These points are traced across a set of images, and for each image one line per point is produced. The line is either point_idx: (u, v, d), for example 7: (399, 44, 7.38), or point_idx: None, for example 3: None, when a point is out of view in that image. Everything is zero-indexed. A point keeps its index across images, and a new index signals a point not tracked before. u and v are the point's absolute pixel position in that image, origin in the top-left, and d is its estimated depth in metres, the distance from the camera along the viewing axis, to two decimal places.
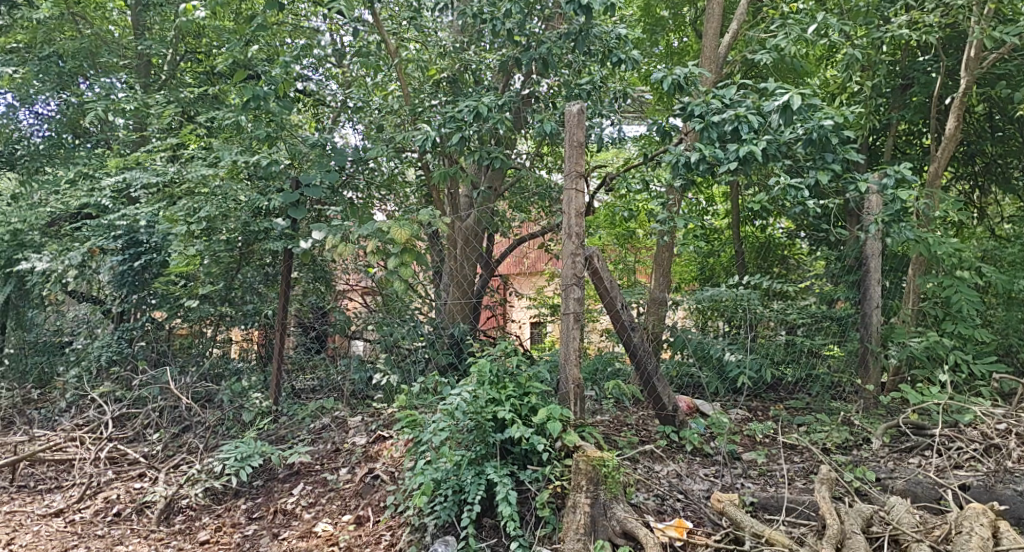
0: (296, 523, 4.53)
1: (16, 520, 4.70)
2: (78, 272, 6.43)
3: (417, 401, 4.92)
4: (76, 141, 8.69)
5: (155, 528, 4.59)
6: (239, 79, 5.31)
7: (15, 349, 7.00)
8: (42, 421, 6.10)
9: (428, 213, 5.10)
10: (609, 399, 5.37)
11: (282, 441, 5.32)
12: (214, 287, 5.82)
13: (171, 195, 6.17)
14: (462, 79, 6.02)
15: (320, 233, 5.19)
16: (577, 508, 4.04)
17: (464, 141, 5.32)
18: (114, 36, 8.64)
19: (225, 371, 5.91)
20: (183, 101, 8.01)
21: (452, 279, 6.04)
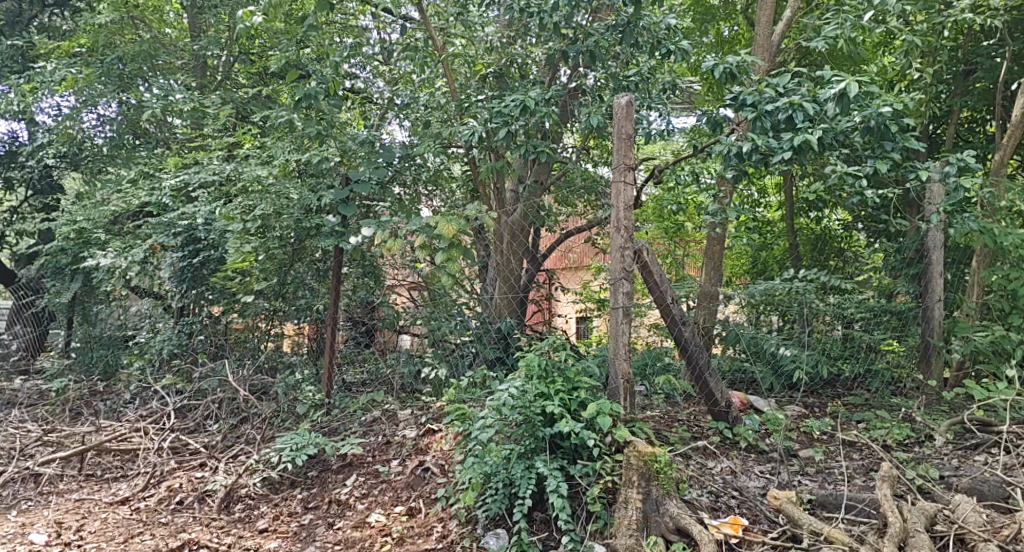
0: (350, 513, 4.61)
1: (85, 508, 4.84)
2: (140, 268, 6.65)
3: (466, 395, 4.99)
4: (136, 142, 8.87)
5: (217, 516, 4.71)
6: (292, 78, 5.46)
7: (82, 343, 7.24)
8: (108, 413, 6.18)
9: (475, 207, 5.12)
10: (659, 394, 5.38)
11: (335, 433, 5.42)
12: (268, 284, 5.95)
13: (228, 193, 6.42)
14: (509, 72, 5.95)
15: (369, 228, 5.24)
16: (628, 503, 4.02)
17: (511, 135, 5.31)
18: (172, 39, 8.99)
19: (279, 363, 6.05)
20: (238, 101, 8.25)
21: (498, 274, 6.00)
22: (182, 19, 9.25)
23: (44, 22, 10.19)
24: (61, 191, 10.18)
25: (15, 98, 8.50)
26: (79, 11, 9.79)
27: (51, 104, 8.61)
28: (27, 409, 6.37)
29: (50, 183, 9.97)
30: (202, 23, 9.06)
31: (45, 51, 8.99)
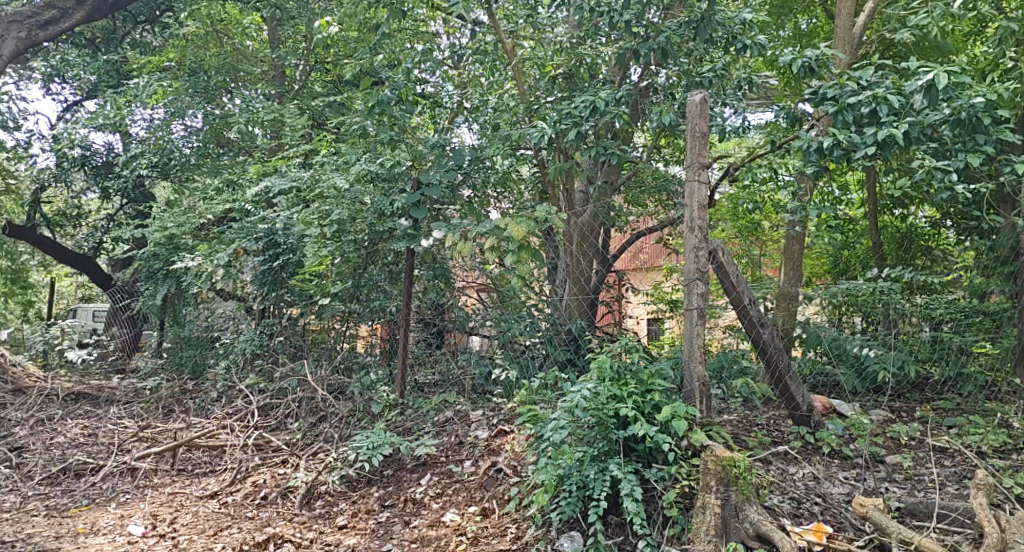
0: (425, 512, 4.68)
1: (178, 501, 5.06)
2: (224, 271, 6.94)
3: (538, 397, 5.00)
4: (219, 151, 9.29)
5: (298, 512, 4.86)
6: (366, 85, 5.53)
7: (172, 344, 7.58)
8: (197, 410, 6.41)
9: (544, 209, 5.11)
10: (737, 398, 5.28)
11: (409, 432, 5.51)
12: (344, 285, 6.12)
13: (305, 199, 6.64)
14: (578, 73, 5.92)
15: (440, 231, 5.31)
16: (706, 509, 3.94)
17: (581, 136, 5.24)
18: (251, 50, 9.31)
19: (354, 364, 6.18)
20: (314, 110, 8.52)
21: (567, 274, 5.84)
22: (263, 31, 9.58)
23: (136, 39, 10.75)
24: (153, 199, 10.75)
25: (110, 111, 8.99)
26: (168, 27, 10.29)
27: (144, 120, 9.20)
28: (124, 406, 6.60)
29: (142, 192, 10.56)
30: (281, 34, 9.37)
31: (138, 66, 9.48)
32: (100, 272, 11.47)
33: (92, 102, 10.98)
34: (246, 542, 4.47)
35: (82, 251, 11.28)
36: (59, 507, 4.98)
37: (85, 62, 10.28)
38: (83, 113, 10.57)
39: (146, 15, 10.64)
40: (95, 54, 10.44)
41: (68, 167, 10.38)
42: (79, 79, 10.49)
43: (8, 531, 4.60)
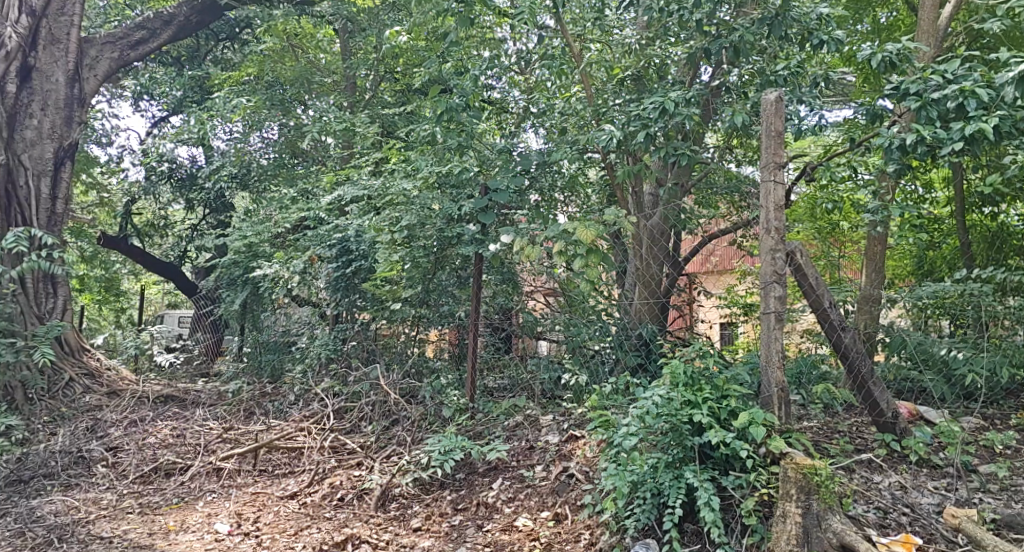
0: (498, 517, 4.70)
1: (261, 500, 5.22)
2: (300, 278, 7.20)
3: (608, 402, 4.95)
4: (294, 161, 9.62)
5: (374, 513, 4.94)
6: (435, 93, 5.60)
7: (252, 348, 7.83)
8: (276, 412, 6.52)
9: (613, 213, 5.04)
10: (817, 404, 5.14)
11: (480, 437, 5.50)
12: (414, 291, 6.22)
13: (376, 206, 6.78)
14: (646, 75, 5.78)
15: (507, 236, 5.28)
16: (787, 518, 3.82)
17: (651, 138, 5.09)
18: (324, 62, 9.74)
19: (425, 369, 6.24)
20: (385, 119, 8.70)
21: (637, 277, 5.85)
22: (336, 44, 9.84)
23: (218, 55, 11.14)
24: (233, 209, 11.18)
25: (193, 125, 9.42)
26: (246, 42, 10.70)
27: (226, 134, 9.64)
28: (208, 407, 6.79)
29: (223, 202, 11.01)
30: (353, 46, 9.55)
31: (219, 81, 9.87)
32: (186, 281, 11.97)
33: (177, 117, 11.63)
34: (325, 542, 4.57)
35: (168, 259, 11.86)
36: (152, 505, 5.19)
37: (172, 78, 10.97)
38: (168, 128, 11.18)
39: (227, 32, 11.00)
40: (181, 71, 11.06)
41: (155, 180, 10.95)
42: (164, 95, 11.20)
43: (105, 527, 4.79)
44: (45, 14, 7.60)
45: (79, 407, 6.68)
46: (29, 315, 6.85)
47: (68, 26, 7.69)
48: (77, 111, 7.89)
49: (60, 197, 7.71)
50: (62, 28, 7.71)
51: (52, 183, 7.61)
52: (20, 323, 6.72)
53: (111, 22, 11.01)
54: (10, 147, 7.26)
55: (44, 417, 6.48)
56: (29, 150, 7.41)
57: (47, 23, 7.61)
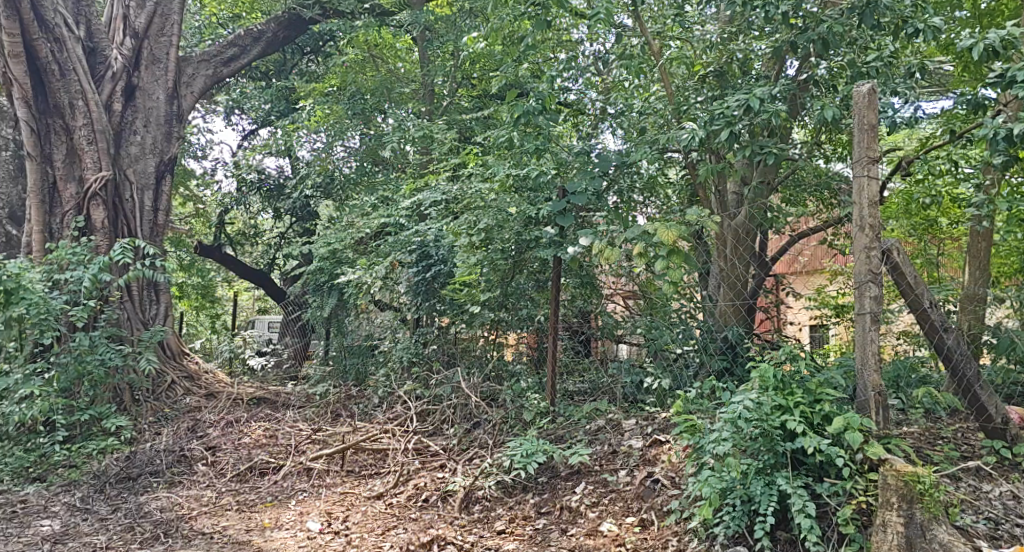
0: (582, 521, 4.64)
1: (349, 500, 5.31)
2: (382, 283, 7.32)
3: (693, 406, 4.85)
4: (375, 169, 9.89)
5: (458, 516, 4.94)
6: (512, 96, 5.57)
7: (337, 352, 8.04)
8: (361, 415, 6.64)
9: (696, 212, 4.91)
10: (916, 409, 4.88)
11: (561, 440, 5.43)
12: (493, 294, 6.18)
13: (453, 211, 6.86)
14: (730, 70, 5.54)
15: (585, 238, 5.19)
16: (887, 527, 3.65)
17: (734, 136, 4.94)
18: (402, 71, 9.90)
19: (505, 372, 6.26)
20: (462, 124, 8.85)
21: (722, 279, 5.71)
22: (414, 53, 10.00)
23: (303, 69, 11.55)
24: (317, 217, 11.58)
25: (281, 138, 9.93)
26: (329, 56, 11.09)
27: (311, 146, 10.00)
28: (298, 410, 6.99)
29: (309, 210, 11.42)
30: (430, 53, 9.70)
31: (304, 93, 10.26)
32: (274, 287, 12.47)
33: (265, 129, 12.16)
34: (412, 543, 4.55)
35: (258, 267, 12.43)
36: (248, 502, 5.35)
37: (261, 92, 11.58)
38: (257, 141, 11.79)
39: (312, 46, 11.44)
40: (270, 84, 11.61)
41: (245, 191, 11.44)
42: (254, 110, 11.74)
43: (206, 523, 4.98)
44: (147, 36, 8.07)
45: (180, 408, 7.03)
46: (135, 321, 7.22)
47: (168, 47, 8.15)
48: (175, 126, 8.34)
49: (160, 209, 8.12)
50: (162, 49, 8.18)
51: (153, 195, 8.01)
52: (127, 329, 7.09)
53: (205, 42, 11.65)
54: (118, 161, 7.66)
55: (149, 418, 6.83)
56: (134, 165, 7.80)
57: (149, 44, 8.07)
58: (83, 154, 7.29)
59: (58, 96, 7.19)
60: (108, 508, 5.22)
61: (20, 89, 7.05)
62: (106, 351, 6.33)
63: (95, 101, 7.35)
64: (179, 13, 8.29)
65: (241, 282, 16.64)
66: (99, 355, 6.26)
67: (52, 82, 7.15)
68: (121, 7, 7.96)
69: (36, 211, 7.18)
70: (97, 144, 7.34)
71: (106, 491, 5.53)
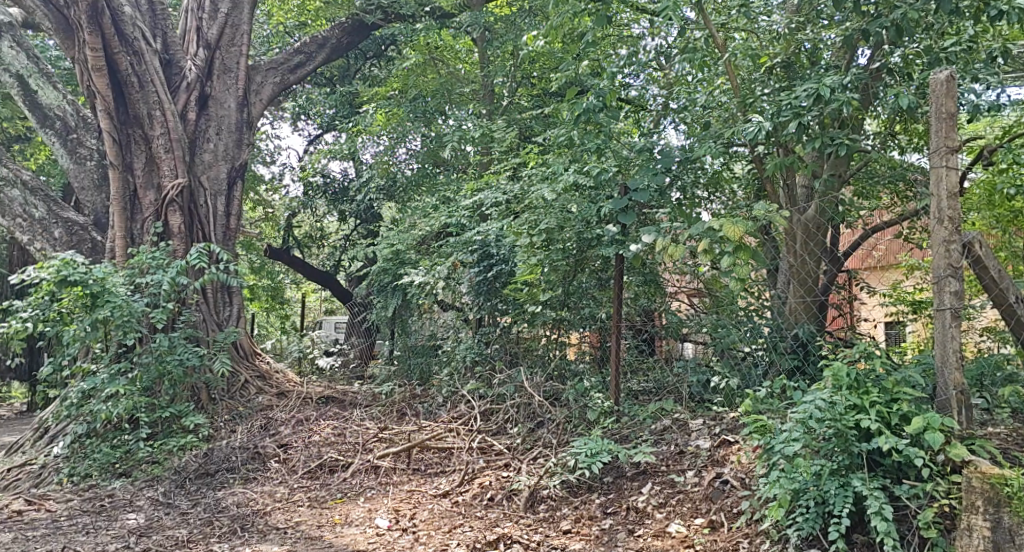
0: (649, 522, 4.55)
1: (415, 498, 5.32)
2: (444, 283, 7.40)
3: (763, 406, 4.73)
4: (436, 170, 10.00)
5: (524, 515, 4.89)
6: (571, 95, 5.48)
7: (401, 352, 8.15)
8: (426, 413, 6.69)
9: (763, 207, 4.76)
10: (1003, 409, 4.63)
11: (626, 440, 5.34)
12: (554, 293, 6.14)
13: (514, 210, 6.87)
14: (798, 61, 5.42)
15: (649, 236, 5.03)
16: (973, 531, 3.52)
17: (803, 128, 4.78)
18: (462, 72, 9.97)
19: (567, 371, 6.22)
20: (522, 123, 8.84)
21: (791, 275, 5.48)
22: (473, 54, 10.08)
23: (365, 73, 11.73)
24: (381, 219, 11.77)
25: (346, 143, 10.28)
26: (391, 60, 11.24)
27: (373, 150, 10.26)
28: (364, 408, 7.10)
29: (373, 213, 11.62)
30: (490, 53, 9.72)
31: (368, 97, 10.49)
32: (340, 288, 12.75)
33: (330, 133, 12.50)
34: (478, 541, 4.52)
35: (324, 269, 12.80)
36: (318, 499, 5.46)
37: (326, 97, 11.91)
38: (323, 144, 12.12)
39: (374, 51, 11.62)
40: (334, 90, 11.89)
41: (311, 194, 11.85)
42: (318, 115, 12.23)
43: (280, 518, 5.11)
44: (219, 47, 8.37)
45: (253, 406, 7.23)
46: (210, 322, 7.49)
47: (237, 56, 8.44)
48: (245, 133, 8.60)
49: (232, 213, 8.39)
50: (232, 58, 8.48)
51: (225, 201, 8.29)
52: (203, 330, 7.35)
53: (272, 50, 12.04)
54: (193, 169, 7.95)
55: (225, 416, 7.05)
56: (208, 171, 8.09)
57: (220, 54, 8.37)
58: (161, 162, 7.59)
59: (137, 107, 7.49)
60: (188, 503, 5.43)
61: (103, 102, 7.37)
62: (184, 351, 6.58)
63: (171, 111, 7.65)
64: (248, 23, 8.59)
65: (308, 283, 17.08)
66: (178, 355, 6.52)
67: (132, 93, 7.46)
68: (194, 19, 8.30)
69: (118, 218, 7.49)
70: (173, 152, 7.64)
71: (187, 487, 5.75)
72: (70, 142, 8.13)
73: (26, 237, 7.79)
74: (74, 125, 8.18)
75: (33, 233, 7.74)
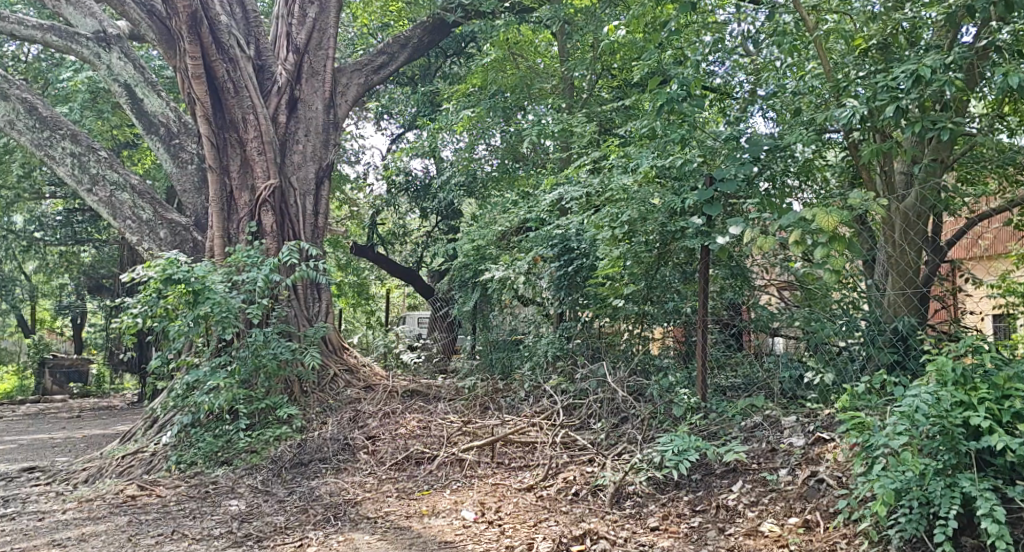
0: (740, 520, 4.40)
1: (500, 491, 5.33)
2: (526, 278, 7.47)
3: (861, 403, 4.52)
4: (517, 166, 10.13)
5: (610, 510, 4.79)
6: (653, 85, 5.36)
7: (483, 347, 8.26)
8: (509, 407, 6.74)
9: (859, 195, 4.53)
10: None
11: (715, 437, 5.20)
12: (637, 287, 6.06)
13: (595, 204, 6.82)
14: (896, 41, 5.08)
15: (737, 227, 4.81)
16: None
17: (902, 112, 4.53)
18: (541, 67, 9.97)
19: (651, 366, 6.13)
20: (602, 116, 8.79)
21: (890, 266, 5.29)
22: (554, 48, 10.02)
23: (445, 71, 11.88)
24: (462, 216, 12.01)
25: (427, 140, 10.47)
26: (471, 56, 11.32)
27: (453, 147, 10.51)
28: (448, 402, 7.21)
29: (454, 210, 11.86)
30: (570, 46, 9.60)
31: (447, 95, 10.65)
32: (423, 283, 13.31)
33: (412, 132, 12.79)
34: (564, 536, 4.44)
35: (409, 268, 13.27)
36: (406, 490, 5.56)
37: (407, 97, 12.22)
38: (405, 143, 12.38)
39: (454, 49, 11.76)
40: (416, 89, 12.17)
41: (395, 192, 12.12)
42: (401, 113, 12.54)
43: (370, 508, 5.23)
44: (307, 50, 8.64)
45: (342, 399, 7.45)
46: (301, 317, 7.74)
47: (325, 59, 8.70)
48: (332, 134, 8.85)
49: (320, 212, 8.65)
50: (320, 61, 8.74)
51: (314, 200, 8.55)
52: (294, 325, 7.61)
53: (357, 52, 12.47)
54: (284, 169, 8.23)
55: (317, 408, 7.29)
56: (298, 171, 8.36)
57: (309, 57, 8.64)
58: (254, 164, 7.89)
59: (233, 111, 7.81)
60: (285, 491, 5.64)
61: (202, 108, 7.72)
62: (278, 345, 6.84)
63: (264, 114, 7.95)
64: (335, 26, 8.84)
65: (392, 279, 17.46)
66: (273, 349, 6.79)
67: (228, 98, 7.77)
68: (285, 25, 8.64)
69: (217, 219, 7.84)
70: (267, 154, 7.93)
71: (283, 475, 5.98)
72: (172, 147, 8.56)
73: (135, 238, 8.25)
74: (176, 130, 8.63)
75: (141, 234, 8.20)
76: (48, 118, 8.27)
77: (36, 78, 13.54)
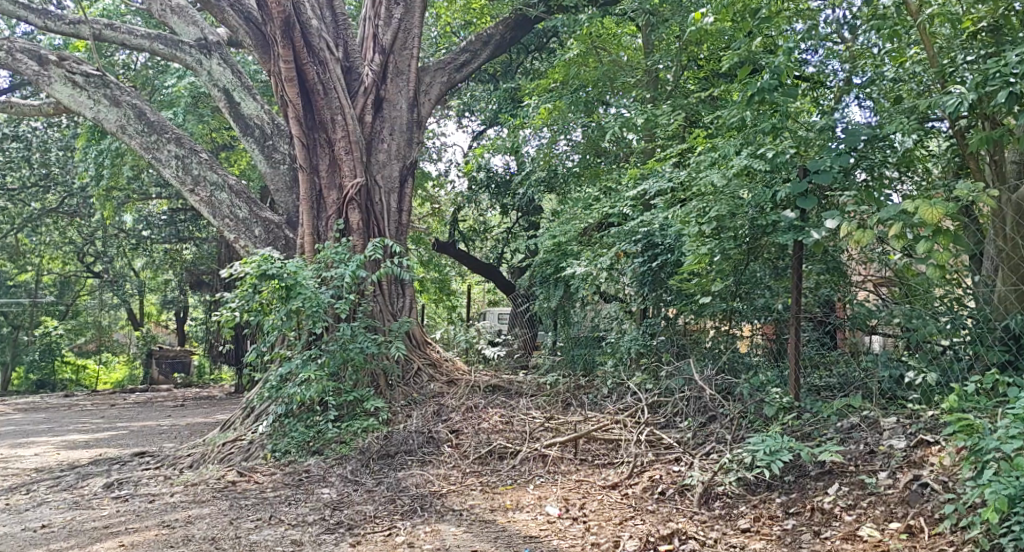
0: (838, 524, 4.23)
1: (584, 488, 5.31)
2: (608, 273, 7.44)
3: (969, 404, 4.28)
4: (598, 161, 10.07)
5: (698, 510, 4.69)
6: (743, 75, 5.24)
7: (565, 343, 8.26)
8: (591, 404, 6.69)
9: (966, 186, 4.27)
10: None
11: (809, 438, 5.03)
12: (725, 283, 5.94)
13: (681, 198, 6.72)
14: (1009, 23, 4.79)
15: (832, 221, 4.67)
16: None
17: (1016, 97, 4.24)
18: (624, 60, 9.70)
19: (740, 364, 5.99)
20: (689, 107, 8.64)
21: (1000, 261, 5.02)
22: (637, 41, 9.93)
23: (526, 67, 12.00)
24: (540, 212, 12.09)
25: (507, 137, 10.56)
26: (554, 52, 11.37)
27: (535, 143, 10.45)
28: (531, 397, 7.22)
29: (534, 206, 11.94)
30: (655, 38, 9.55)
31: (529, 91, 10.72)
32: (503, 280, 13.37)
33: (492, 129, 12.87)
34: (652, 534, 4.38)
35: (488, 263, 13.37)
36: (490, 484, 5.60)
37: (490, 94, 12.42)
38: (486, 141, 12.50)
39: (536, 44, 11.81)
40: (497, 86, 12.35)
41: (476, 189, 12.29)
42: (482, 111, 12.67)
43: (455, 501, 5.29)
44: (393, 51, 8.83)
45: (426, 393, 7.56)
46: (386, 312, 7.91)
47: (408, 59, 8.85)
48: (415, 133, 9.00)
49: (404, 210, 8.80)
50: (405, 61, 8.90)
51: (398, 198, 8.71)
52: (379, 319, 7.78)
53: (441, 51, 12.72)
54: (369, 168, 8.41)
55: (401, 401, 7.42)
56: (382, 169, 8.54)
57: (394, 58, 8.83)
58: (342, 164, 8.10)
59: (322, 112, 8.05)
60: (372, 482, 5.78)
61: (294, 110, 8.00)
62: (364, 340, 7.01)
63: (351, 114, 8.16)
64: (419, 26, 8.98)
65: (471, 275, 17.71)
66: (359, 343, 6.96)
67: (318, 100, 8.02)
68: (371, 26, 8.85)
69: (307, 217, 8.09)
70: (353, 154, 8.12)
71: (370, 466, 6.12)
72: (266, 148, 8.87)
73: (232, 236, 8.60)
74: (269, 132, 8.93)
75: (238, 232, 8.56)
76: (155, 122, 8.72)
77: (144, 86, 14.34)
